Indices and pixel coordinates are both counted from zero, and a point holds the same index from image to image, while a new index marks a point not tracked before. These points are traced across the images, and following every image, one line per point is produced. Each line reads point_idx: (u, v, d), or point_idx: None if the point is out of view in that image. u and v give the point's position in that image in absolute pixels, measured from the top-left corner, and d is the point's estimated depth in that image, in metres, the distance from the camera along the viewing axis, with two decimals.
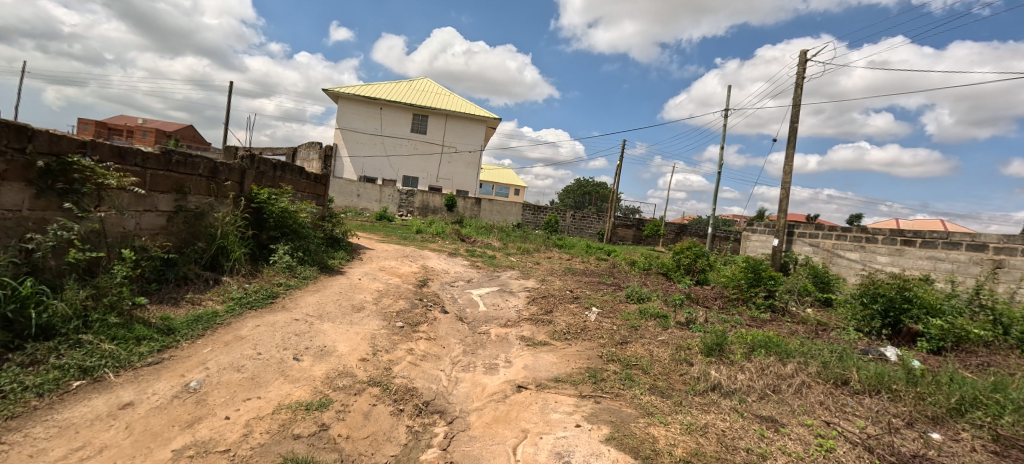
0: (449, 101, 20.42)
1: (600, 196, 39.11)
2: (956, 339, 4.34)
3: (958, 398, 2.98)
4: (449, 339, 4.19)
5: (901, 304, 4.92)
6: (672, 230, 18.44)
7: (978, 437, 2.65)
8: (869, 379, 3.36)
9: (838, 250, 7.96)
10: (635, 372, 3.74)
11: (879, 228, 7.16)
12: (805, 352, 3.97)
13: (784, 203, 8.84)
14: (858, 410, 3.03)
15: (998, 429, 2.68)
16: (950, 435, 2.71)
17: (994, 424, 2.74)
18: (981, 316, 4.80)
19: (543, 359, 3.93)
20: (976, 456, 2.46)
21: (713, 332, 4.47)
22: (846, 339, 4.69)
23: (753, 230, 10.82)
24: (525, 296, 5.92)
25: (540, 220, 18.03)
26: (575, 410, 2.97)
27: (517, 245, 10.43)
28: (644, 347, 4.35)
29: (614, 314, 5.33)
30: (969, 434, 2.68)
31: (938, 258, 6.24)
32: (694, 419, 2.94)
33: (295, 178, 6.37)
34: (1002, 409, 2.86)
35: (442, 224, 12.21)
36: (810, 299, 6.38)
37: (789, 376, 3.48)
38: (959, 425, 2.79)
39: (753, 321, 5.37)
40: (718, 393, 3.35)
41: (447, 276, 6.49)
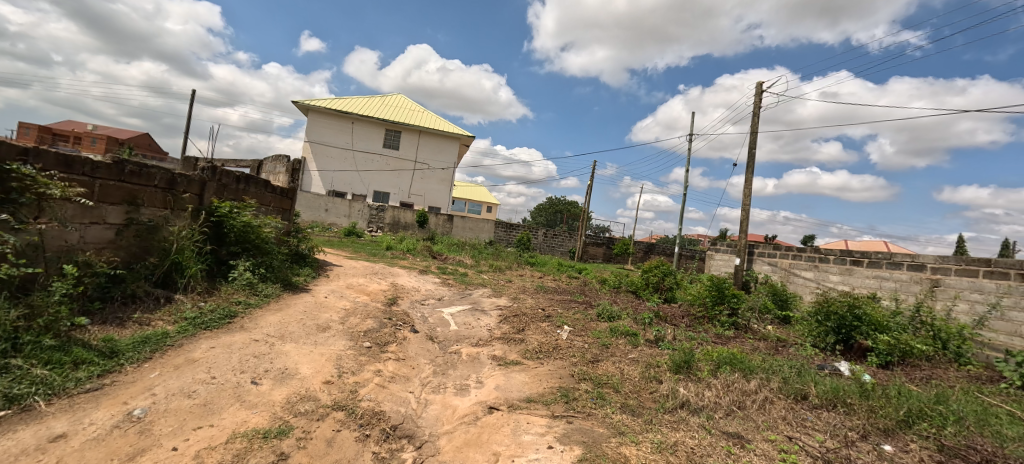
0: (422, 117, 20.40)
1: (571, 215, 39.75)
2: (901, 354, 4.62)
3: (906, 411, 3.15)
4: (418, 359, 4.06)
5: (852, 321, 5.17)
6: (641, 249, 18.87)
7: (924, 447, 2.81)
8: (826, 394, 3.50)
9: (794, 269, 8.36)
10: (606, 391, 3.75)
11: (830, 249, 7.60)
12: (767, 368, 4.10)
13: (745, 224, 9.24)
14: (816, 424, 3.13)
15: (942, 440, 2.86)
16: (901, 447, 2.85)
17: (939, 434, 2.93)
18: (923, 331, 5.11)
19: (515, 379, 3.88)
20: None
21: (681, 350, 4.55)
22: (804, 355, 4.88)
23: (716, 249, 11.22)
24: (497, 315, 5.86)
25: (512, 238, 17.99)
26: (546, 431, 2.94)
27: (488, 263, 10.36)
28: (615, 365, 4.37)
29: (585, 333, 5.36)
30: (917, 445, 2.83)
31: (883, 277, 6.64)
32: (664, 437, 2.98)
33: (260, 191, 6.13)
34: (945, 421, 3.06)
35: (413, 240, 12.05)
36: (770, 317, 6.63)
37: (753, 392, 3.58)
38: (908, 437, 2.93)
39: (718, 338, 5.51)
40: (687, 410, 3.40)
41: (417, 294, 6.36)
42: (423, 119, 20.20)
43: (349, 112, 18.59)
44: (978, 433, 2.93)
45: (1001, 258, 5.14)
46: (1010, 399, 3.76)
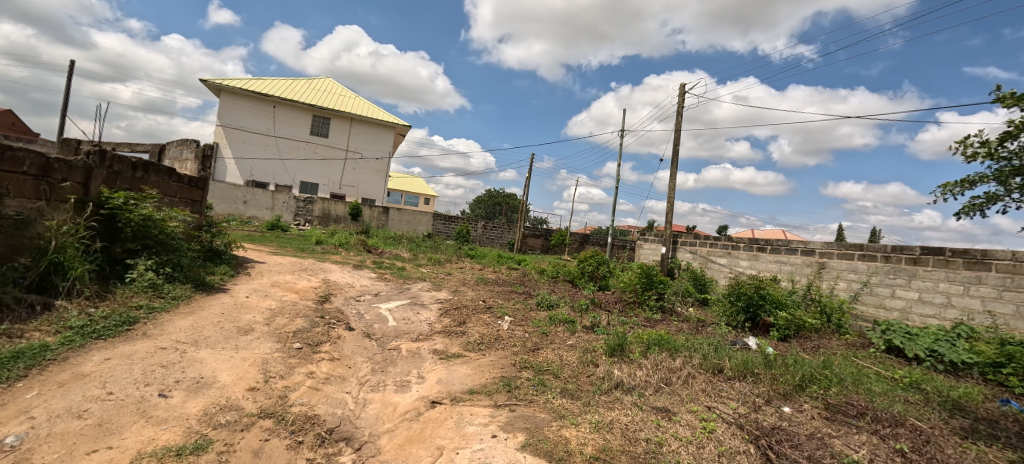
0: (353, 104, 19.34)
1: (508, 208, 40.12)
2: (796, 328, 5.25)
3: (801, 377, 3.59)
4: (355, 358, 3.86)
5: (758, 300, 5.75)
6: (576, 240, 19.55)
7: (815, 407, 3.24)
8: (737, 366, 3.87)
9: (711, 256, 9.12)
10: (547, 377, 3.84)
11: (740, 238, 8.37)
12: (690, 346, 4.44)
13: (670, 215, 9.91)
14: (730, 394, 3.47)
15: (827, 399, 3.32)
16: (797, 408, 3.25)
17: (825, 395, 3.40)
18: (813, 307, 5.83)
19: (457, 372, 3.84)
20: (815, 423, 3.00)
21: (615, 334, 4.78)
22: (720, 332, 5.35)
23: (644, 239, 11.92)
24: (437, 308, 5.75)
25: (450, 231, 17.73)
26: (490, 421, 2.95)
27: (427, 256, 10.13)
28: (554, 352, 4.48)
29: (526, 322, 5.44)
30: (809, 405, 3.26)
31: (782, 261, 7.45)
32: (601, 417, 3.13)
33: (162, 180, 5.43)
34: (830, 383, 3.54)
35: (345, 234, 11.43)
36: (691, 299, 7.20)
37: (678, 369, 3.86)
38: (802, 399, 3.35)
39: (648, 321, 5.88)
40: (621, 390, 3.59)
41: (352, 290, 6.04)
42: (353, 107, 19.13)
43: (269, 95, 17.11)
44: (854, 392, 3.44)
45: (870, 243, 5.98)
46: (877, 361, 4.43)
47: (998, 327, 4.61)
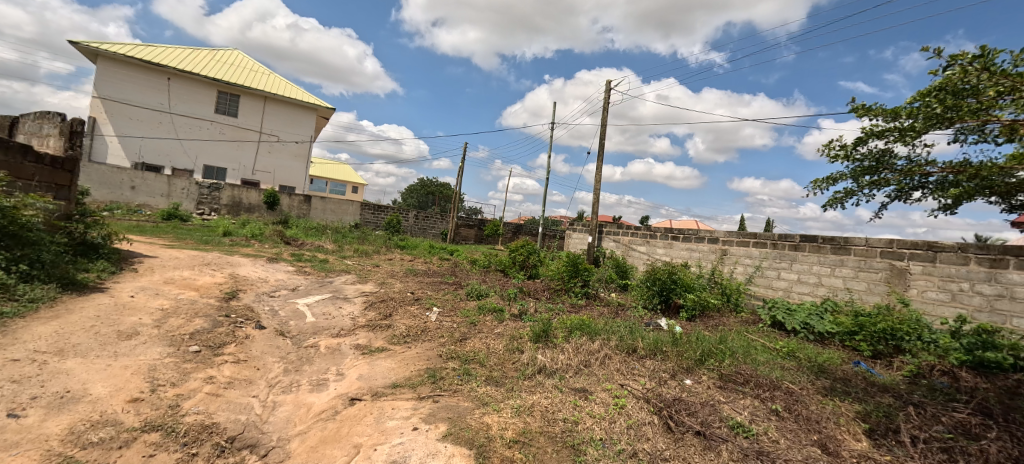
0: (269, 81, 17.84)
1: (443, 196, 39.55)
2: (702, 308, 5.88)
3: (701, 352, 4.04)
4: (265, 358, 3.62)
5: (671, 284, 6.22)
6: (510, 230, 19.83)
7: (710, 378, 3.67)
8: (649, 345, 4.20)
9: (633, 245, 9.69)
10: (472, 366, 3.87)
11: (658, 228, 8.93)
12: (608, 329, 4.72)
13: (597, 205, 10.33)
14: (641, 371, 3.76)
15: (721, 370, 3.80)
16: (697, 379, 3.67)
17: (721, 366, 3.89)
18: (717, 289, 6.49)
19: (380, 366, 3.75)
20: (710, 390, 3.46)
21: (540, 321, 4.94)
22: (637, 315, 5.75)
23: (573, 229, 12.36)
24: (361, 301, 5.56)
25: (380, 220, 17.13)
26: (412, 414, 2.93)
27: (352, 247, 9.69)
28: (482, 341, 4.53)
29: (454, 312, 5.43)
30: (706, 377, 3.69)
31: (692, 249, 8.07)
32: (523, 401, 3.24)
33: (11, 160, 4.62)
34: (723, 356, 4.04)
35: (259, 224, 10.58)
36: (613, 286, 7.62)
37: (596, 351, 4.10)
38: (701, 371, 3.79)
39: (573, 307, 6.15)
40: (543, 374, 3.73)
41: (264, 285, 5.63)
42: (269, 84, 17.66)
43: (165, 66, 15.26)
44: (744, 362, 3.98)
45: (763, 232, 6.68)
46: (763, 335, 5.14)
47: (853, 301, 5.43)
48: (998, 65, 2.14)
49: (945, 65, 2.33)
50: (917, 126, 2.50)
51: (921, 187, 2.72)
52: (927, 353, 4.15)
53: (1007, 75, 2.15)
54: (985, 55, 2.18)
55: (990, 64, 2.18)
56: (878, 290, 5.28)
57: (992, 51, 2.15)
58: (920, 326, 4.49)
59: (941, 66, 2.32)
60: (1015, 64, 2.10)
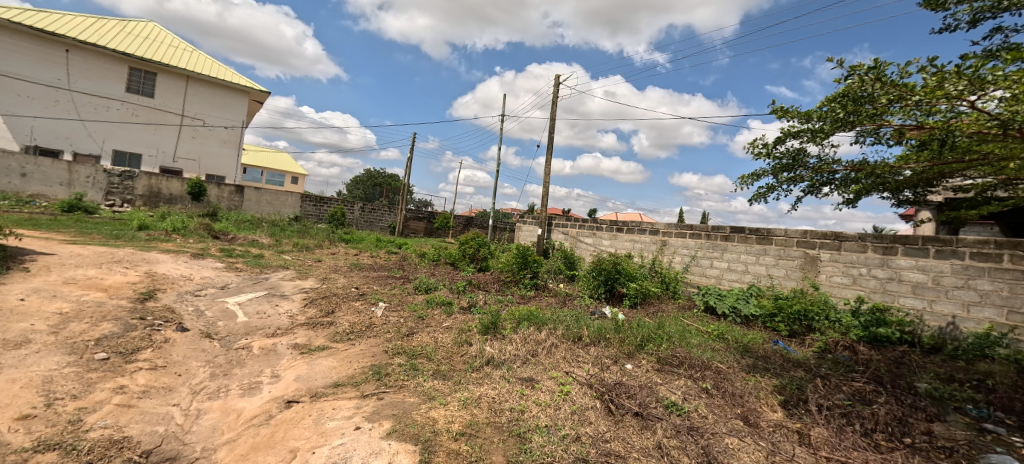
0: (193, 60, 16.38)
1: (393, 188, 38.42)
2: (643, 295, 6.17)
3: (641, 337, 4.24)
4: (188, 363, 3.35)
5: (615, 274, 6.44)
6: (460, 223, 19.67)
7: (649, 361, 3.87)
8: (593, 333, 4.34)
9: (580, 236, 9.94)
10: (419, 361, 3.80)
11: (603, 220, 9.19)
12: (555, 319, 4.81)
13: (546, 198, 10.47)
14: (586, 358, 3.88)
15: (659, 354, 4.01)
16: (637, 363, 3.85)
17: (659, 349, 4.11)
18: (657, 278, 6.82)
19: (321, 365, 3.59)
20: (648, 371, 3.67)
21: (489, 313, 4.95)
22: (583, 304, 5.92)
23: (523, 221, 12.46)
24: (300, 298, 5.27)
25: (323, 213, 16.34)
26: (354, 413, 2.83)
27: (291, 241, 9.17)
28: (429, 335, 4.46)
29: (401, 307, 5.30)
30: (646, 361, 3.88)
31: (635, 240, 8.40)
32: (470, 394, 3.23)
33: None
34: (660, 340, 4.27)
35: (183, 217, 9.72)
36: (561, 277, 7.78)
37: (543, 340, 4.17)
38: (641, 355, 3.98)
39: (521, 298, 6.21)
40: (491, 365, 3.73)
41: (189, 284, 5.19)
42: (194, 63, 16.22)
43: (63, 37, 13.59)
44: (680, 345, 4.25)
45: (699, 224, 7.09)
46: (697, 319, 5.51)
47: (774, 286, 5.94)
48: (888, 76, 2.44)
49: (846, 74, 2.61)
50: (825, 129, 2.82)
51: (828, 183, 3.06)
52: (833, 331, 4.75)
53: (895, 85, 2.45)
54: (877, 66, 2.47)
55: (882, 75, 2.48)
56: (795, 275, 5.81)
57: (883, 64, 2.44)
58: (827, 306, 5.07)
59: (843, 76, 2.61)
60: (901, 76, 2.40)
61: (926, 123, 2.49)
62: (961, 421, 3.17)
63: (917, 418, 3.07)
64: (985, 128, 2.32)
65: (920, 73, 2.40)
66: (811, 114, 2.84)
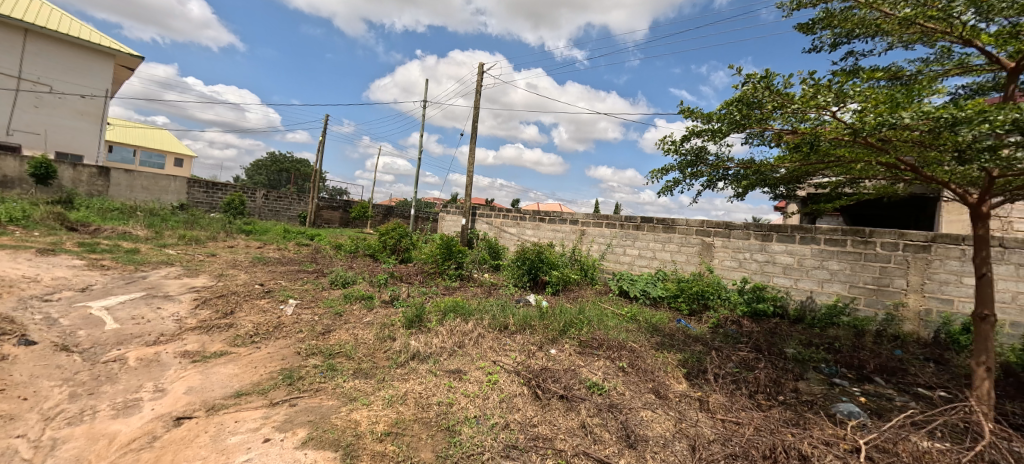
0: (32, 11, 13.37)
1: (301, 174, 35.33)
2: (565, 282, 6.40)
3: (564, 322, 4.38)
4: (36, 384, 2.74)
5: (538, 263, 6.59)
6: (379, 213, 18.75)
7: (572, 345, 4.02)
8: (519, 321, 4.39)
9: (504, 226, 10.01)
10: (338, 361, 3.53)
11: (526, 210, 9.33)
12: (481, 309, 4.79)
13: (470, 188, 10.34)
14: (513, 346, 3.91)
15: (580, 338, 4.18)
16: (560, 348, 3.98)
17: (580, 333, 4.29)
18: (577, 266, 7.12)
19: (219, 374, 3.16)
20: (571, 355, 3.81)
21: (413, 305, 4.76)
22: (508, 293, 5.97)
23: (446, 211, 12.19)
24: (191, 299, 4.61)
25: (216, 201, 14.47)
26: (262, 424, 2.54)
27: (177, 233, 7.98)
28: (348, 332, 4.17)
29: (314, 303, 4.89)
30: (568, 345, 4.02)
31: (556, 230, 8.65)
32: (395, 391, 3.07)
33: None
34: (581, 324, 4.46)
35: (25, 204, 7.94)
36: (486, 266, 7.77)
37: (470, 331, 4.12)
38: (564, 340, 4.11)
39: (446, 289, 6.09)
40: (417, 360, 3.59)
41: (36, 287, 4.25)
42: (34, 15, 13.24)
43: None
44: (599, 328, 4.48)
45: (614, 214, 7.50)
46: (613, 302, 5.87)
47: (677, 270, 6.52)
48: (775, 86, 2.72)
49: (744, 81, 2.87)
50: (723, 130, 3.09)
51: (723, 178, 3.41)
52: (724, 309, 5.39)
53: (780, 94, 2.76)
54: (768, 76, 2.74)
55: (771, 84, 2.76)
56: (694, 261, 6.42)
57: (772, 74, 2.72)
58: (719, 287, 5.70)
59: (741, 82, 2.86)
60: (785, 86, 2.70)
61: (799, 129, 2.83)
62: (818, 377, 3.77)
63: (786, 377, 3.58)
64: (840, 134, 2.66)
65: (799, 85, 2.73)
66: (712, 116, 3.08)
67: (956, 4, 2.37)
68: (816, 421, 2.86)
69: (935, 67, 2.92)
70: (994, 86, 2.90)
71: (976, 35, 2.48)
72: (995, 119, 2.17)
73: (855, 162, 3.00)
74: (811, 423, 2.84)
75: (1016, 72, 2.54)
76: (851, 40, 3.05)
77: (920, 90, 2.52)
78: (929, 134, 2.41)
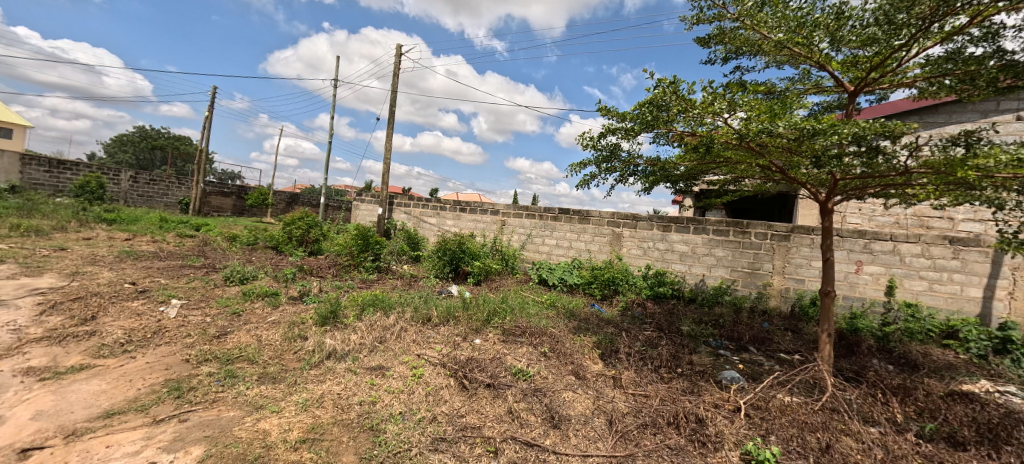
0: None
1: (180, 155, 30.61)
2: (487, 272, 6.42)
3: (487, 312, 4.39)
4: None
5: (460, 254, 6.50)
6: (281, 200, 17.02)
7: (495, 334, 4.05)
8: (442, 312, 4.30)
9: (423, 216, 9.70)
10: (239, 366, 3.13)
11: (447, 200, 9.13)
12: (402, 301, 4.59)
13: (387, 175, 9.81)
14: (437, 338, 3.82)
15: (503, 326, 4.23)
16: (484, 337, 3.98)
17: (503, 322, 4.33)
18: (498, 256, 7.18)
19: (79, 392, 2.61)
20: (496, 344, 3.84)
21: (326, 301, 4.39)
22: (429, 285, 5.81)
23: (361, 200, 11.44)
24: (34, 303, 3.74)
25: (64, 183, 11.92)
26: (143, 447, 2.17)
27: (9, 222, 6.41)
28: (250, 333, 3.71)
29: (206, 303, 4.27)
30: (492, 335, 4.03)
31: (477, 220, 8.61)
32: (310, 394, 2.81)
33: None
34: (504, 313, 4.51)
35: None
36: (405, 258, 7.48)
37: (391, 325, 3.93)
38: (488, 330, 4.12)
39: (363, 283, 5.73)
40: (333, 359, 3.33)
41: None
42: None
43: None
44: (521, 316, 4.57)
45: (533, 205, 7.67)
46: (532, 290, 6.05)
47: (590, 258, 6.91)
48: (681, 91, 2.98)
49: (655, 85, 3.08)
50: (635, 129, 3.29)
51: (633, 173, 3.65)
52: (631, 293, 5.85)
53: (684, 99, 3.01)
54: (676, 82, 2.98)
55: (677, 89, 3.01)
56: (606, 249, 6.85)
57: (679, 80, 2.96)
58: (627, 273, 6.16)
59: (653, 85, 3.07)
60: (689, 92, 2.96)
61: (698, 132, 3.11)
62: (707, 350, 4.27)
63: (683, 351, 3.99)
64: (729, 139, 2.97)
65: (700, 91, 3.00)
66: (626, 115, 3.26)
67: (816, 34, 2.79)
68: (707, 388, 3.24)
69: (798, 85, 3.36)
70: (838, 105, 3.42)
71: (828, 62, 2.94)
72: (841, 131, 2.56)
73: (740, 164, 3.38)
74: (703, 389, 3.21)
75: (854, 95, 3.04)
76: (739, 57, 3.30)
77: (789, 104, 2.93)
78: (794, 141, 2.78)
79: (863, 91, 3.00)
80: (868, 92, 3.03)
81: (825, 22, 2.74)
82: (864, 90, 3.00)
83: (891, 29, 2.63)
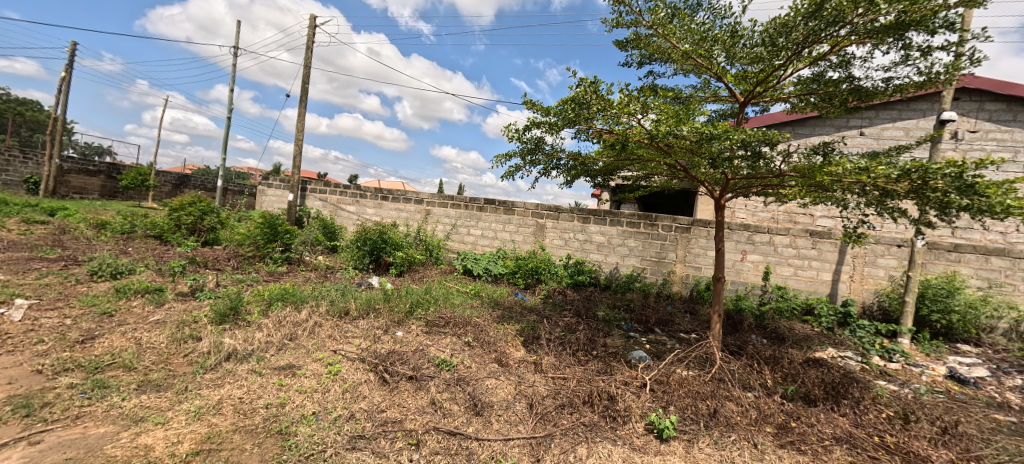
0: None
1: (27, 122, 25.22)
2: (410, 263, 6.22)
3: (410, 304, 4.26)
4: None
5: (381, 244, 6.21)
6: (168, 182, 14.86)
7: (418, 326, 3.94)
8: (361, 305, 4.08)
9: (341, 204, 9.10)
10: (113, 374, 2.68)
11: (367, 187, 8.65)
12: (316, 295, 4.28)
13: (298, 158, 9.01)
14: (355, 333, 3.63)
15: (427, 318, 4.14)
16: (407, 330, 3.86)
17: (426, 313, 4.24)
18: (422, 246, 7.00)
19: None
20: (418, 336, 3.74)
21: (225, 296, 3.93)
22: (347, 277, 5.49)
23: (267, 185, 10.39)
24: None
25: None
26: None
27: None
28: (126, 336, 3.20)
29: (65, 302, 3.59)
30: (414, 326, 3.92)
31: (400, 209, 8.28)
32: (204, 400, 2.51)
33: None
34: (427, 304, 4.41)
35: None
36: (320, 248, 6.97)
37: (303, 321, 3.64)
38: (411, 322, 4.01)
39: (270, 276, 5.24)
40: (233, 360, 3.00)
41: None
42: None
43: None
44: (444, 307, 4.51)
45: (458, 195, 7.58)
46: (457, 281, 6.00)
47: (515, 248, 7.03)
48: (600, 91, 3.12)
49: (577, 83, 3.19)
50: (559, 125, 3.38)
51: (556, 167, 3.76)
52: (552, 281, 6.06)
53: (602, 98, 3.16)
54: (595, 82, 3.12)
55: (597, 89, 3.15)
56: (529, 240, 7.01)
57: (599, 81, 3.10)
58: (549, 262, 6.37)
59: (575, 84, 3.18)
60: (608, 93, 3.11)
61: (615, 130, 3.29)
62: (619, 332, 4.58)
63: (598, 335, 4.24)
64: (641, 139, 3.18)
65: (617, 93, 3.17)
66: (550, 110, 3.34)
67: (715, 48, 3.10)
68: (619, 368, 3.48)
69: (699, 93, 3.71)
70: (730, 114, 3.81)
71: (723, 74, 3.23)
72: (732, 137, 2.85)
73: (650, 162, 3.64)
74: (615, 370, 3.44)
75: (743, 105, 3.42)
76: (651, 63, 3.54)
77: (692, 110, 3.20)
78: (694, 143, 3.00)
79: (750, 103, 3.39)
80: (754, 103, 3.43)
81: (722, 38, 3.07)
82: (751, 102, 3.39)
83: (772, 49, 2.95)
